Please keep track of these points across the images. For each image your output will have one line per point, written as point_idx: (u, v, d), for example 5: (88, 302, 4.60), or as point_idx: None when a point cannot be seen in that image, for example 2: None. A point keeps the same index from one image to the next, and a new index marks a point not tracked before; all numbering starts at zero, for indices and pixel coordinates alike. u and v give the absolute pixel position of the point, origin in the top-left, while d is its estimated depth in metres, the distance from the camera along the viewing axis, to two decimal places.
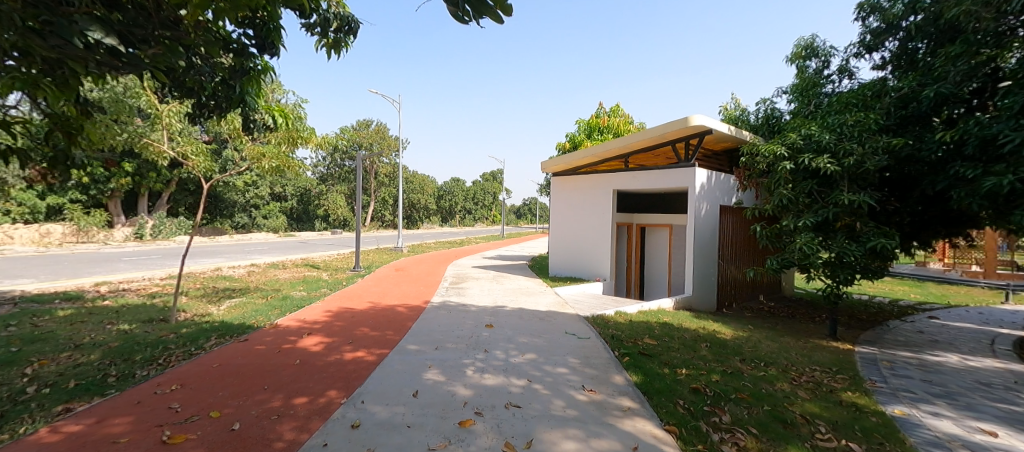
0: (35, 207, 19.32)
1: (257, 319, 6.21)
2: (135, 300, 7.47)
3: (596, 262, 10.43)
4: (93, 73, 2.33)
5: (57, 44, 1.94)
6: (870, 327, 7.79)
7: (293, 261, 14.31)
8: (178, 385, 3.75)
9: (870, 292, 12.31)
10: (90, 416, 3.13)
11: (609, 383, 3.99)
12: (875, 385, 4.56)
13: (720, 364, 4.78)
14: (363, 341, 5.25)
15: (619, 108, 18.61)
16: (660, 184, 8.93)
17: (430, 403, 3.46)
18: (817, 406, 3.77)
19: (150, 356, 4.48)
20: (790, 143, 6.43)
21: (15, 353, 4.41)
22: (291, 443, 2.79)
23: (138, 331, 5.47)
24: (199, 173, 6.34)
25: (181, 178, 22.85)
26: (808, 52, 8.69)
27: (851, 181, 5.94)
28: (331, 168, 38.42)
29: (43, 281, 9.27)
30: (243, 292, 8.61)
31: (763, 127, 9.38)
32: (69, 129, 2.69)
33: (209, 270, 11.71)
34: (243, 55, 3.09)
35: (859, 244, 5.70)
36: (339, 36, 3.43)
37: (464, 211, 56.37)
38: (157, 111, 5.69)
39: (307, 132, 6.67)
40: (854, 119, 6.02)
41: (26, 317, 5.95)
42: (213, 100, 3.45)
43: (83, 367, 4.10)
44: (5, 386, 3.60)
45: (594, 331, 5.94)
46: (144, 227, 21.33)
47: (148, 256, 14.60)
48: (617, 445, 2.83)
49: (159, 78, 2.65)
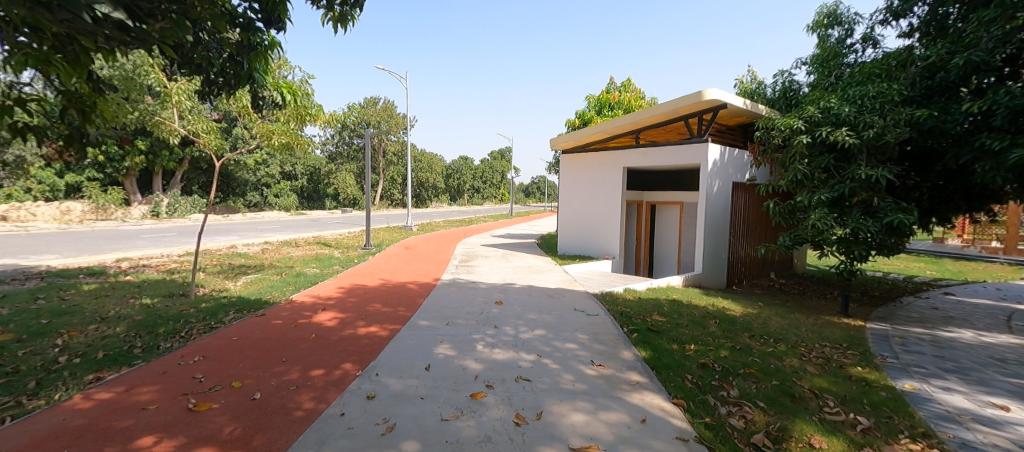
0: (55, 184, 19.84)
1: (273, 295, 6.38)
2: (155, 276, 7.70)
3: (606, 240, 10.38)
4: (102, 49, 2.31)
5: (66, 18, 1.90)
6: (883, 304, 7.74)
7: (306, 240, 14.55)
8: (200, 357, 3.89)
9: (885, 268, 12.17)
10: (119, 384, 3.27)
11: (618, 358, 4.05)
12: (885, 361, 4.55)
13: (729, 340, 4.80)
14: (376, 317, 5.37)
15: (630, 82, 18.18)
16: (671, 161, 8.78)
17: (442, 376, 3.54)
18: (826, 381, 3.78)
19: (172, 330, 4.63)
20: (808, 116, 6.29)
21: (45, 325, 4.60)
22: (310, 412, 2.90)
23: (160, 305, 5.66)
24: (211, 151, 6.44)
25: (194, 157, 23.04)
26: (831, 20, 8.32)
27: (870, 155, 5.80)
28: (340, 147, 38.68)
29: (66, 256, 9.60)
30: (258, 268, 8.82)
31: (780, 101, 9.10)
32: (83, 107, 2.71)
33: (226, 248, 12.02)
34: (250, 30, 3.05)
35: (875, 220, 5.57)
36: (346, 8, 3.29)
37: (473, 189, 56.50)
38: (167, 89, 5.81)
39: (315, 109, 6.65)
40: (877, 90, 5.80)
41: (54, 291, 6.18)
42: (221, 77, 3.42)
43: (110, 338, 4.26)
44: (38, 355, 3.77)
45: (603, 307, 5.99)
46: (160, 205, 21.80)
47: (166, 234, 14.95)
48: (625, 418, 2.89)
49: (167, 53, 2.62)
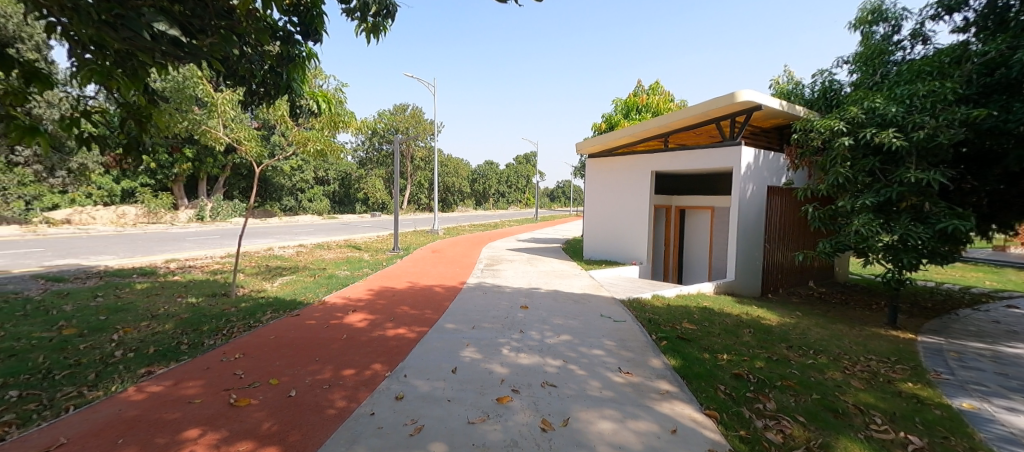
0: (113, 190, 21.08)
1: (307, 296, 6.61)
2: (200, 276, 8.11)
3: (634, 245, 10.20)
4: (157, 63, 2.47)
5: (128, 36, 2.05)
6: (936, 316, 7.25)
7: (337, 243, 14.97)
8: (240, 354, 4.07)
9: (938, 278, 11.38)
10: (167, 379, 3.46)
11: (647, 366, 3.96)
12: (939, 377, 4.26)
13: (764, 350, 4.62)
14: (404, 319, 5.46)
15: (658, 85, 17.84)
16: (702, 164, 8.55)
17: (468, 379, 3.57)
18: (872, 397, 3.57)
19: (215, 328, 4.87)
20: (850, 117, 6.02)
21: (103, 321, 4.93)
22: (342, 410, 2.97)
23: (205, 304, 5.97)
24: (251, 158, 6.75)
25: (236, 164, 24.19)
26: (875, 16, 7.93)
27: (921, 158, 5.47)
28: (370, 153, 39.74)
29: (121, 257, 10.27)
30: (293, 270, 9.15)
31: (820, 102, 8.73)
32: (140, 118, 2.90)
33: (263, 250, 12.56)
34: (288, 42, 3.24)
35: (927, 226, 5.23)
36: (378, 19, 3.37)
37: (498, 193, 56.87)
38: (213, 100, 6.14)
39: (347, 116, 6.89)
40: (928, 89, 5.45)
41: (112, 289, 6.62)
42: (263, 88, 3.57)
43: (160, 335, 4.52)
44: (97, 349, 4.04)
45: (630, 314, 5.89)
46: (205, 209, 23.01)
47: (209, 236, 15.72)
48: (654, 427, 2.82)
49: (215, 66, 2.76)
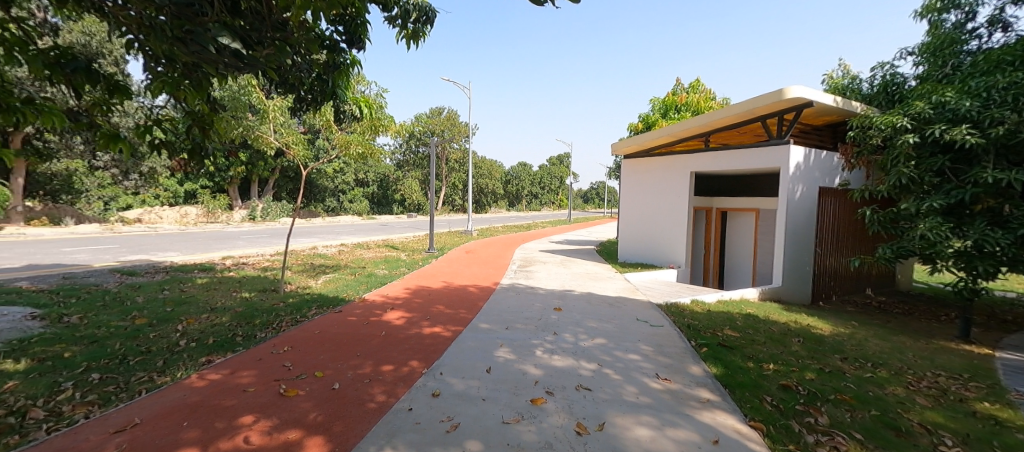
0: (177, 191, 22.84)
1: (349, 293, 6.88)
2: (252, 272, 8.61)
3: (672, 247, 9.90)
4: (219, 74, 2.65)
5: (196, 49, 2.21)
6: (1016, 330, 6.58)
7: (376, 243, 15.47)
8: (288, 347, 4.28)
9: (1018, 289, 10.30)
10: (225, 368, 3.70)
11: (685, 372, 3.83)
12: (1022, 397, 3.86)
13: (815, 361, 4.35)
14: (439, 318, 5.56)
15: (698, 82, 17.25)
16: (747, 165, 8.18)
17: (502, 379, 3.59)
18: (941, 416, 3.28)
19: (266, 321, 5.15)
20: (915, 113, 5.58)
21: (169, 312, 5.34)
22: (381, 405, 3.07)
23: (256, 298, 6.34)
24: (298, 161, 7.10)
25: (284, 167, 25.51)
26: (945, 3, 7.31)
27: (1000, 156, 4.99)
28: (407, 155, 40.81)
29: (183, 254, 11.07)
30: (336, 268, 9.55)
31: (879, 97, 8.15)
32: (204, 125, 3.12)
33: (308, 249, 13.16)
34: (334, 50, 3.37)
35: (1006, 231, 4.75)
36: (418, 26, 3.46)
37: (532, 195, 56.90)
38: (265, 106, 6.52)
39: (387, 120, 7.10)
40: (1009, 80, 4.96)
41: (176, 283, 7.16)
42: (310, 95, 3.72)
43: (217, 327, 4.84)
44: (164, 339, 4.38)
45: (668, 319, 5.72)
46: (256, 210, 24.43)
47: (260, 235, 16.67)
48: (694, 437, 2.73)
49: (269, 75, 2.92)
